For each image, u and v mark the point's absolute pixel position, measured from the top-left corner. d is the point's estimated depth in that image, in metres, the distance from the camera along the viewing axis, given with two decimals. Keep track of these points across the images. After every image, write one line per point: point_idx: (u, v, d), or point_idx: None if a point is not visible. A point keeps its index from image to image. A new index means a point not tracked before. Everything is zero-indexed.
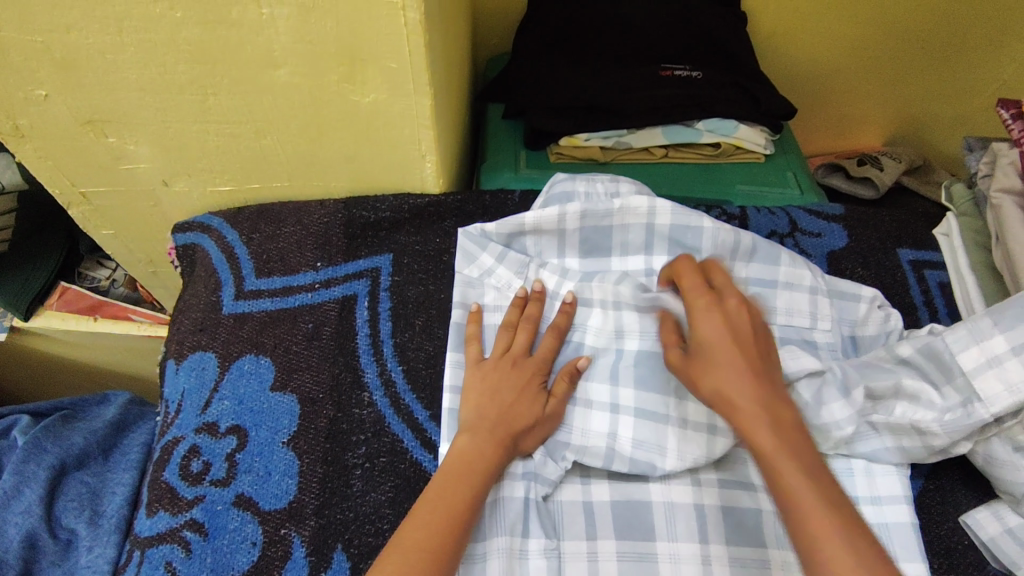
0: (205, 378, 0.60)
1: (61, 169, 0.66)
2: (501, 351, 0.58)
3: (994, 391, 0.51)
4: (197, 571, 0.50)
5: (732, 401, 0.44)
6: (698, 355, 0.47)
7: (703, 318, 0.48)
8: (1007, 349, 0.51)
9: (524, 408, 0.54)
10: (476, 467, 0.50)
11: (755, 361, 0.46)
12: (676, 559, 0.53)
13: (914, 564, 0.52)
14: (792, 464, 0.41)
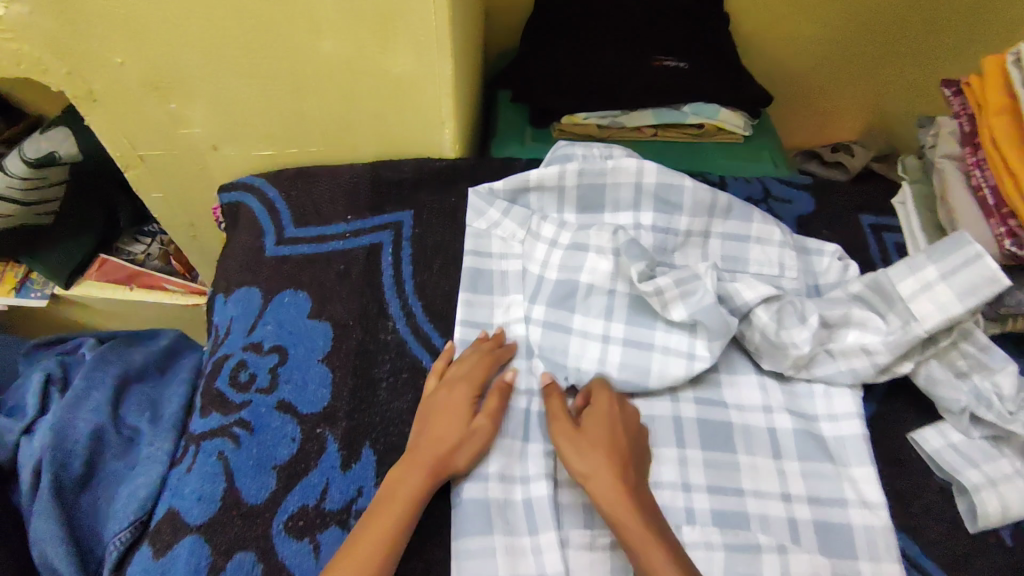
0: (251, 308, 0.69)
1: (124, 132, 0.75)
2: (443, 379, 0.62)
3: (926, 311, 0.60)
4: (246, 460, 0.60)
5: (606, 483, 0.54)
6: (582, 438, 0.57)
7: (594, 420, 0.58)
8: (937, 276, 0.60)
9: (448, 428, 0.58)
10: (399, 498, 0.54)
11: (628, 453, 0.57)
12: (657, 461, 0.61)
13: (865, 467, 0.62)
14: (647, 537, 0.51)
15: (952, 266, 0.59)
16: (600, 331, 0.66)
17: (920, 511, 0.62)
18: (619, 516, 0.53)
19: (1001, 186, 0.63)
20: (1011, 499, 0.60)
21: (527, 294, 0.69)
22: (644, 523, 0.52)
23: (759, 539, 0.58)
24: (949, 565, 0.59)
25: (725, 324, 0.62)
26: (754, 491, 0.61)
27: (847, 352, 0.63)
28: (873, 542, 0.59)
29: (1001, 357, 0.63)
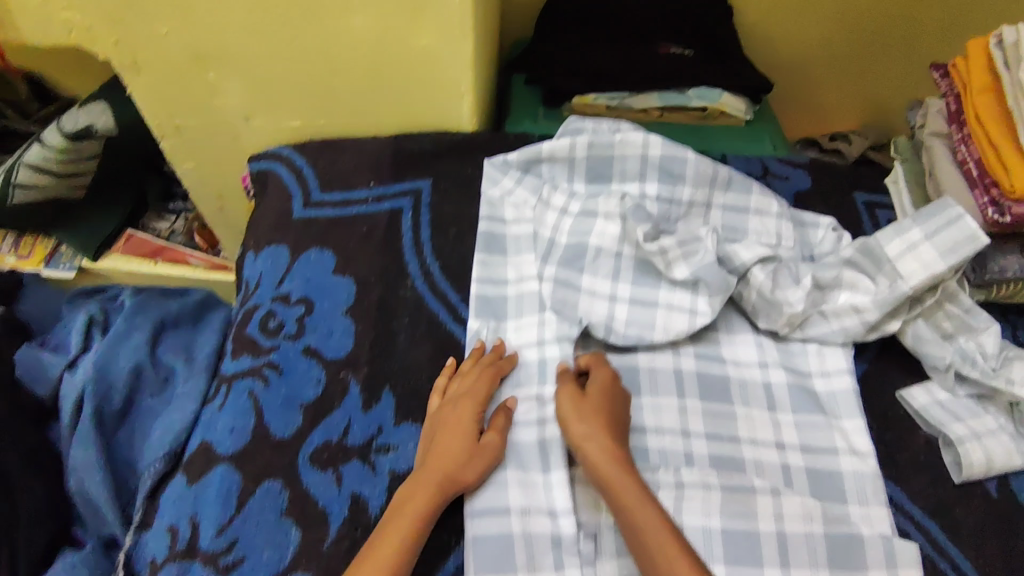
0: (280, 264, 0.73)
1: (163, 102, 0.80)
2: (450, 393, 0.62)
3: (912, 269, 0.65)
4: (275, 397, 0.64)
5: (605, 449, 0.57)
6: (585, 402, 0.60)
7: (598, 389, 0.61)
8: (921, 237, 0.65)
9: (455, 442, 0.58)
10: (408, 515, 0.55)
11: (621, 425, 0.60)
12: (658, 409, 0.65)
13: (855, 419, 0.65)
14: (652, 511, 0.54)
15: (934, 227, 0.64)
16: (608, 292, 0.70)
17: (908, 462, 0.65)
18: (615, 481, 0.56)
19: (984, 160, 0.68)
20: (992, 452, 0.64)
21: (539, 254, 0.73)
22: (640, 490, 0.55)
23: (754, 481, 0.61)
24: (932, 512, 0.63)
25: (724, 282, 0.67)
26: (750, 439, 0.65)
27: (839, 311, 0.68)
28: (862, 487, 0.62)
29: (984, 318, 0.67)
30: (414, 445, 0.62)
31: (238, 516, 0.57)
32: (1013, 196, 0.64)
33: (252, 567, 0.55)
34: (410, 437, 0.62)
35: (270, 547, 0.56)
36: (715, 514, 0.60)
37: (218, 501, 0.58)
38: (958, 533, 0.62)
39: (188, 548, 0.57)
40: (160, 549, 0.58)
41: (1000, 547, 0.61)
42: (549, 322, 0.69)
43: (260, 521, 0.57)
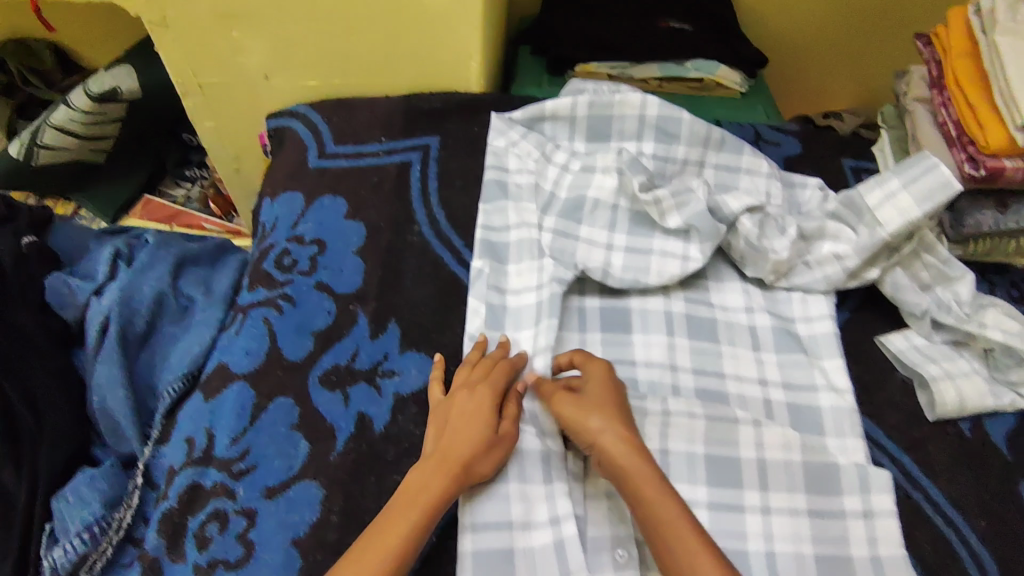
0: (295, 209, 0.78)
1: (187, 60, 0.85)
2: (460, 383, 0.62)
3: (889, 216, 0.69)
4: (288, 325, 0.68)
5: (619, 443, 0.57)
6: (588, 401, 0.59)
7: (597, 384, 0.61)
8: (900, 186, 0.69)
9: (471, 432, 0.57)
10: (421, 500, 0.54)
11: (627, 417, 0.60)
12: (648, 345, 0.69)
13: (835, 359, 0.69)
14: (671, 501, 0.54)
15: (911, 176, 0.68)
16: (604, 240, 0.74)
17: (885, 401, 0.69)
18: (633, 475, 0.55)
19: (961, 120, 0.72)
20: (966, 393, 0.67)
21: (539, 205, 0.76)
22: (659, 483, 0.55)
23: (737, 413, 0.64)
24: (906, 446, 0.66)
25: (716, 229, 0.70)
26: (733, 375, 0.68)
27: (821, 260, 0.72)
28: (839, 421, 0.66)
29: (960, 267, 0.71)
30: (417, 371, 0.66)
31: (252, 428, 0.61)
32: (987, 150, 0.68)
33: (263, 473, 0.59)
34: (414, 363, 0.66)
35: (281, 457, 0.60)
36: (698, 441, 0.63)
37: (233, 414, 0.62)
38: (931, 466, 0.65)
39: (204, 455, 0.60)
40: (177, 457, 0.62)
41: (971, 480, 0.64)
42: (547, 267, 0.72)
43: (272, 432, 0.61)
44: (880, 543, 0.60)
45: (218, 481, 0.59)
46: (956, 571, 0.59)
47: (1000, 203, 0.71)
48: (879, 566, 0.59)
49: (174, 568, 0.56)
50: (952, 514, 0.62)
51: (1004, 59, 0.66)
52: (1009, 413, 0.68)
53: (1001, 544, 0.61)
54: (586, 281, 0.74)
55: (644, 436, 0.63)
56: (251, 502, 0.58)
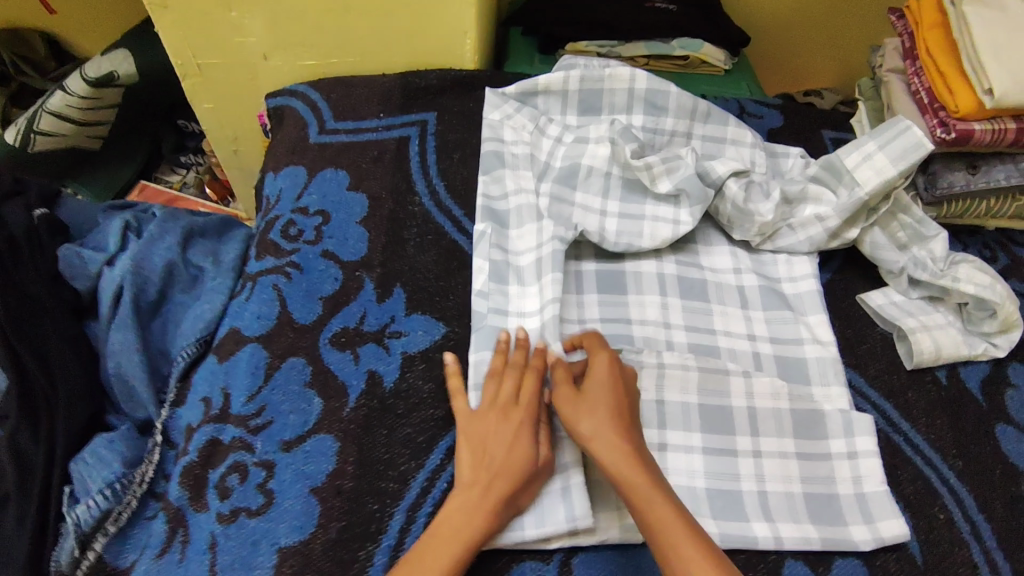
0: (298, 182, 0.80)
1: (187, 41, 0.86)
2: (491, 403, 0.61)
3: (867, 176, 0.73)
4: (297, 290, 0.71)
5: (611, 445, 0.57)
6: (584, 402, 0.59)
7: (597, 374, 0.61)
8: (876, 147, 0.74)
9: (515, 461, 0.57)
10: (466, 530, 0.54)
11: (626, 414, 0.59)
12: (642, 304, 0.73)
13: (819, 314, 0.73)
14: (664, 504, 0.54)
15: (886, 137, 0.73)
16: (598, 207, 0.77)
17: (866, 353, 0.73)
18: (628, 477, 0.55)
19: (933, 88, 0.76)
20: (941, 341, 0.71)
21: (535, 173, 0.80)
22: (653, 484, 0.55)
23: (728, 364, 0.68)
24: (888, 394, 0.70)
25: (705, 192, 0.75)
26: (724, 331, 0.72)
27: (804, 222, 0.76)
28: (824, 370, 0.70)
29: (934, 228, 0.76)
30: (423, 332, 0.68)
31: (266, 387, 0.64)
32: (957, 113, 0.72)
33: (280, 427, 0.62)
34: (420, 325, 0.69)
35: (296, 412, 0.63)
36: (692, 391, 0.67)
37: (248, 373, 0.65)
38: (910, 412, 0.69)
39: (221, 413, 0.63)
40: (195, 416, 0.64)
41: (948, 424, 0.68)
42: (546, 227, 0.75)
43: (286, 390, 0.64)
44: (865, 482, 0.63)
45: (236, 436, 0.61)
46: (937, 507, 0.63)
47: (971, 164, 0.76)
48: (864, 502, 0.62)
49: (199, 517, 0.58)
50: (931, 455, 0.66)
51: (972, 26, 0.70)
52: (982, 362, 0.72)
53: (976, 481, 0.65)
54: (582, 246, 0.77)
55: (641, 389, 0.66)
56: (270, 454, 0.60)
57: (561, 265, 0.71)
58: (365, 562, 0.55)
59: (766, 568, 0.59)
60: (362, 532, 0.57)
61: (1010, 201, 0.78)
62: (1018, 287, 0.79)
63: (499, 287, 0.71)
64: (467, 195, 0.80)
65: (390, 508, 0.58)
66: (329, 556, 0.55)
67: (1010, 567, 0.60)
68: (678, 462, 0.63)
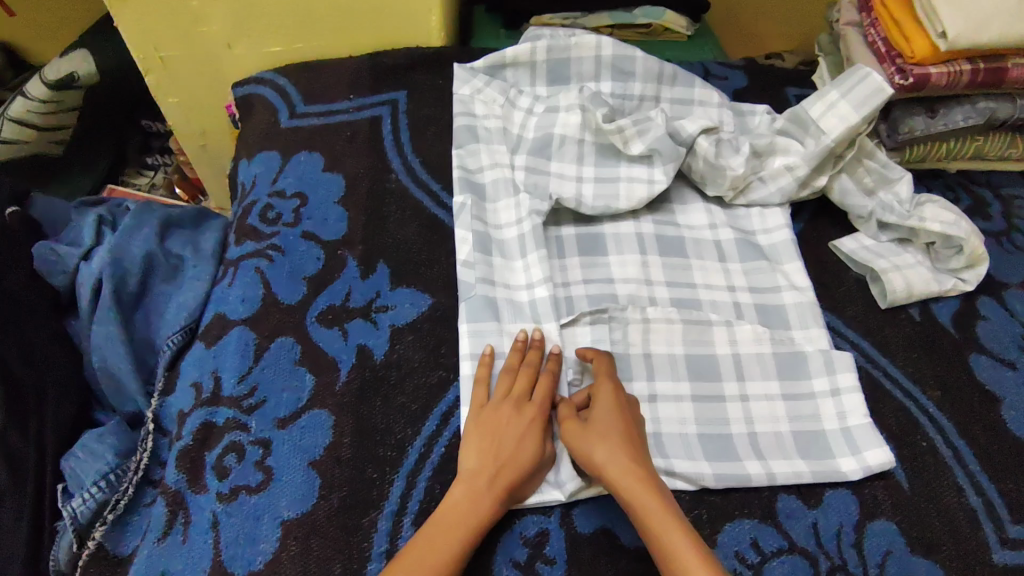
0: (273, 167, 0.80)
1: (148, 35, 0.84)
2: (504, 394, 0.61)
3: (832, 124, 0.75)
4: (280, 271, 0.71)
5: (626, 472, 0.56)
6: (594, 428, 0.59)
7: (605, 401, 0.60)
8: (839, 96, 0.76)
9: (524, 454, 0.57)
10: (472, 518, 0.54)
11: (637, 441, 0.59)
12: (623, 263, 0.74)
13: (795, 262, 0.75)
14: (679, 532, 0.53)
15: (848, 86, 0.75)
16: (574, 173, 0.78)
17: (841, 296, 0.75)
18: (641, 505, 0.55)
19: (890, 37, 0.78)
20: (912, 280, 0.73)
21: (509, 147, 0.80)
22: (667, 512, 0.55)
23: (710, 316, 0.70)
24: (864, 333, 0.72)
25: (676, 150, 0.76)
26: (704, 285, 0.73)
27: (775, 173, 0.78)
28: (803, 314, 0.71)
29: (898, 170, 0.78)
30: (409, 304, 0.69)
31: (257, 366, 0.64)
32: (914, 59, 0.74)
33: (273, 405, 0.62)
34: (406, 298, 0.69)
35: (288, 390, 0.63)
36: (678, 343, 0.68)
37: (237, 355, 0.65)
38: (887, 348, 0.71)
39: (213, 396, 0.63)
40: (186, 402, 0.64)
41: (924, 357, 0.71)
42: (523, 202, 0.76)
43: (277, 368, 0.64)
44: (849, 416, 0.65)
45: (230, 417, 0.61)
46: (919, 435, 0.66)
47: (929, 109, 0.79)
48: (850, 435, 0.64)
49: (198, 499, 0.58)
50: (910, 387, 0.69)
51: None
52: (953, 297, 0.75)
53: (955, 409, 0.67)
54: (560, 213, 0.78)
55: (628, 343, 0.68)
56: (266, 433, 0.60)
57: (543, 242, 0.72)
58: (369, 530, 0.56)
59: (760, 504, 0.61)
60: (364, 500, 0.57)
61: (968, 141, 0.82)
62: (982, 225, 0.82)
63: (484, 257, 0.71)
64: (443, 170, 0.80)
65: (390, 475, 0.59)
66: (333, 525, 0.56)
67: (993, 487, 0.63)
68: (669, 412, 0.65)
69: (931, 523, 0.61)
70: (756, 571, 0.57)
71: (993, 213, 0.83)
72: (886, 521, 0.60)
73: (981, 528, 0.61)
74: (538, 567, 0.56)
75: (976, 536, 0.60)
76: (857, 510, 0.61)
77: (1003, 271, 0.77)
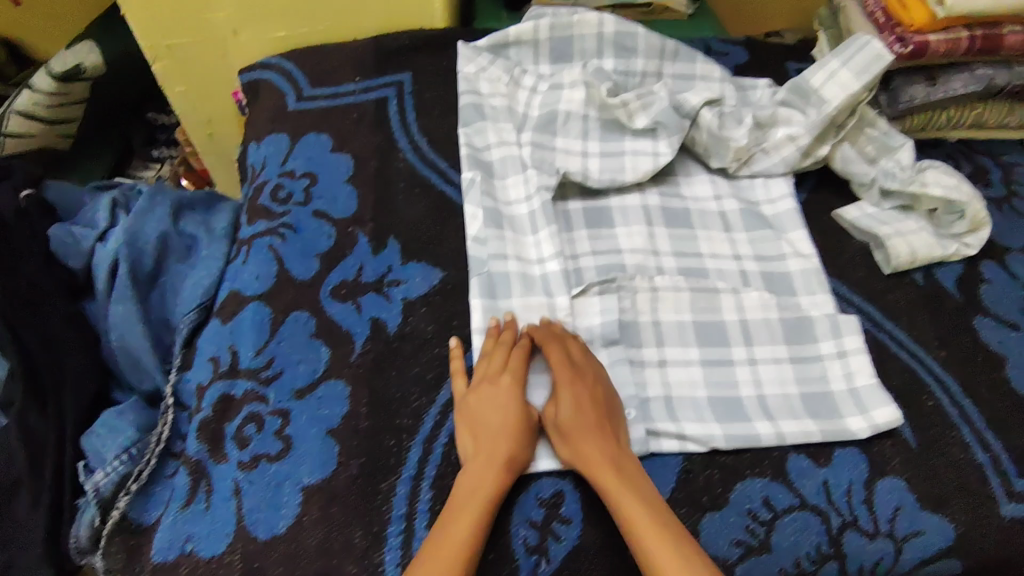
0: (282, 148, 0.81)
1: (156, 23, 0.85)
2: (482, 374, 0.62)
3: (833, 92, 0.77)
4: (293, 248, 0.72)
5: (593, 458, 0.57)
6: (561, 414, 0.59)
7: (567, 385, 0.61)
8: (839, 65, 0.77)
9: (514, 422, 0.59)
10: (482, 493, 0.55)
11: (604, 417, 0.60)
12: (630, 234, 0.75)
13: (799, 230, 0.76)
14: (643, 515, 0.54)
15: (848, 54, 0.76)
16: (579, 149, 0.79)
17: (846, 262, 0.76)
18: (609, 488, 0.56)
19: (889, 7, 0.79)
20: (916, 246, 0.74)
21: (515, 125, 0.82)
22: (634, 495, 0.55)
23: (717, 284, 0.71)
24: (870, 298, 0.73)
25: (680, 124, 0.77)
26: (710, 254, 0.74)
27: (778, 144, 0.79)
28: (808, 281, 0.72)
29: (899, 138, 0.80)
30: (421, 278, 0.70)
31: (273, 340, 0.65)
32: (913, 28, 0.75)
33: (290, 377, 0.63)
34: (418, 272, 0.70)
35: (304, 362, 0.64)
36: (686, 310, 0.69)
37: (253, 330, 0.66)
38: (893, 311, 0.72)
39: (230, 369, 0.64)
40: (205, 376, 0.65)
41: (929, 319, 0.72)
42: (532, 178, 0.77)
43: (293, 341, 0.65)
44: (856, 377, 0.66)
45: (248, 389, 0.62)
46: (926, 395, 0.67)
47: (929, 77, 0.80)
48: (857, 395, 0.65)
49: (219, 468, 0.59)
50: (915, 349, 0.70)
51: None
52: (956, 262, 0.76)
53: (961, 369, 0.68)
54: (567, 187, 0.79)
55: (637, 312, 0.69)
56: (284, 403, 0.61)
57: (553, 218, 0.73)
58: (388, 494, 0.57)
59: (771, 464, 0.62)
60: (384, 465, 0.58)
61: (968, 109, 0.83)
62: (983, 192, 0.83)
63: (496, 231, 0.72)
64: (450, 147, 0.81)
65: (407, 442, 0.60)
66: (354, 491, 0.57)
67: (1000, 443, 0.64)
68: (679, 376, 0.66)
69: (940, 479, 0.62)
70: (769, 527, 0.58)
71: (994, 179, 0.84)
72: (895, 478, 0.61)
73: (988, 483, 0.62)
74: (555, 527, 0.57)
75: (984, 490, 0.61)
76: (867, 467, 0.62)
77: (1004, 236, 0.78)
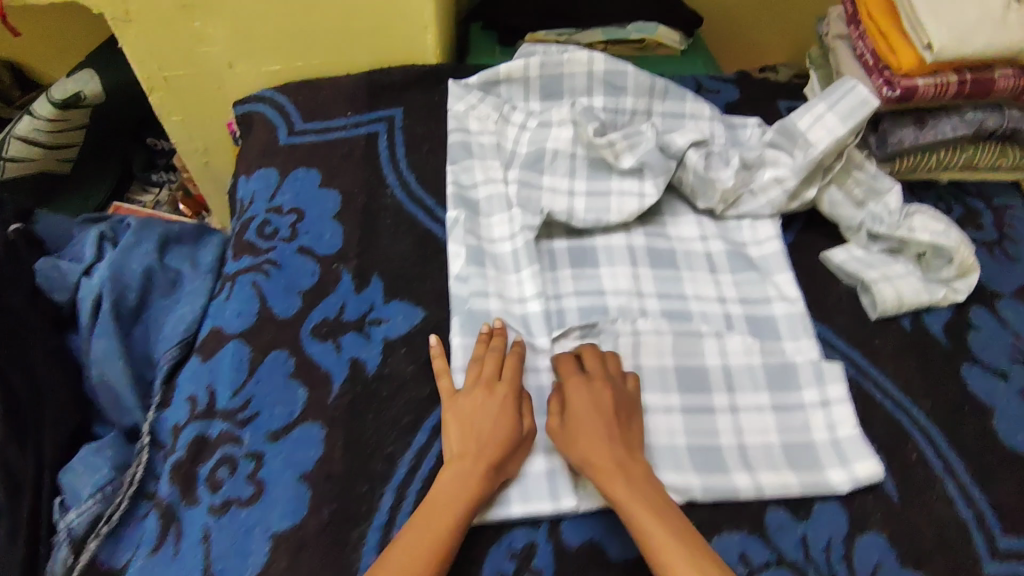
0: (271, 182, 0.81)
1: (153, 55, 0.86)
2: (474, 380, 0.62)
3: (819, 136, 0.77)
4: (276, 285, 0.72)
5: (604, 464, 0.58)
6: (569, 419, 0.61)
7: (580, 393, 0.61)
8: (826, 108, 0.77)
9: (502, 429, 0.59)
10: (456, 500, 0.55)
11: (620, 422, 0.61)
12: (614, 275, 0.74)
13: (784, 273, 0.75)
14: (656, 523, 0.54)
15: (835, 98, 0.76)
16: (566, 187, 0.78)
17: (833, 306, 0.75)
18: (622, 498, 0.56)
19: (878, 50, 0.79)
20: (902, 290, 0.73)
21: (502, 162, 0.82)
22: (648, 503, 0.56)
23: (700, 327, 0.70)
24: (855, 343, 0.72)
25: (666, 164, 0.77)
26: (695, 296, 0.74)
27: (765, 186, 0.79)
28: (793, 325, 0.72)
29: (887, 181, 0.79)
30: (402, 317, 0.70)
31: (251, 379, 0.65)
32: (901, 70, 0.75)
33: (266, 419, 0.63)
34: (400, 310, 0.70)
35: (281, 403, 0.64)
36: (668, 354, 0.68)
37: (232, 369, 0.66)
38: (878, 358, 0.71)
39: (207, 409, 0.64)
40: (182, 415, 0.65)
41: (916, 366, 0.71)
42: (517, 217, 0.77)
43: (271, 381, 0.65)
44: (839, 427, 0.66)
45: (224, 429, 0.62)
46: (910, 446, 0.66)
47: (918, 120, 0.80)
48: (839, 447, 0.64)
49: (191, 511, 0.59)
50: (901, 399, 0.69)
51: None
52: (944, 307, 0.75)
53: (945, 419, 0.67)
54: (552, 225, 0.79)
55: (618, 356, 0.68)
56: (259, 446, 0.61)
57: (536, 257, 0.73)
58: (358, 543, 0.57)
59: (748, 516, 0.61)
60: (355, 513, 0.58)
61: (957, 152, 0.83)
62: (973, 235, 0.82)
63: (479, 270, 0.72)
64: (438, 184, 0.82)
65: (379, 488, 0.59)
66: (323, 538, 0.57)
67: (984, 498, 0.63)
68: (659, 423, 0.65)
69: (921, 534, 0.61)
70: None
71: (985, 222, 0.83)
72: (875, 534, 0.60)
73: (972, 541, 0.61)
74: None
75: (966, 547, 0.60)
76: (846, 521, 0.61)
77: (994, 281, 0.78)
